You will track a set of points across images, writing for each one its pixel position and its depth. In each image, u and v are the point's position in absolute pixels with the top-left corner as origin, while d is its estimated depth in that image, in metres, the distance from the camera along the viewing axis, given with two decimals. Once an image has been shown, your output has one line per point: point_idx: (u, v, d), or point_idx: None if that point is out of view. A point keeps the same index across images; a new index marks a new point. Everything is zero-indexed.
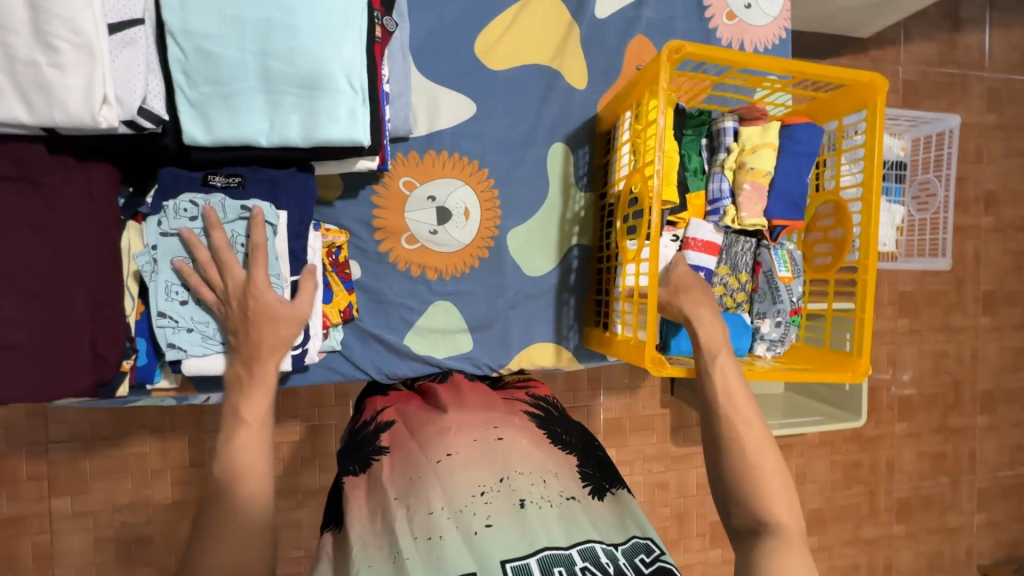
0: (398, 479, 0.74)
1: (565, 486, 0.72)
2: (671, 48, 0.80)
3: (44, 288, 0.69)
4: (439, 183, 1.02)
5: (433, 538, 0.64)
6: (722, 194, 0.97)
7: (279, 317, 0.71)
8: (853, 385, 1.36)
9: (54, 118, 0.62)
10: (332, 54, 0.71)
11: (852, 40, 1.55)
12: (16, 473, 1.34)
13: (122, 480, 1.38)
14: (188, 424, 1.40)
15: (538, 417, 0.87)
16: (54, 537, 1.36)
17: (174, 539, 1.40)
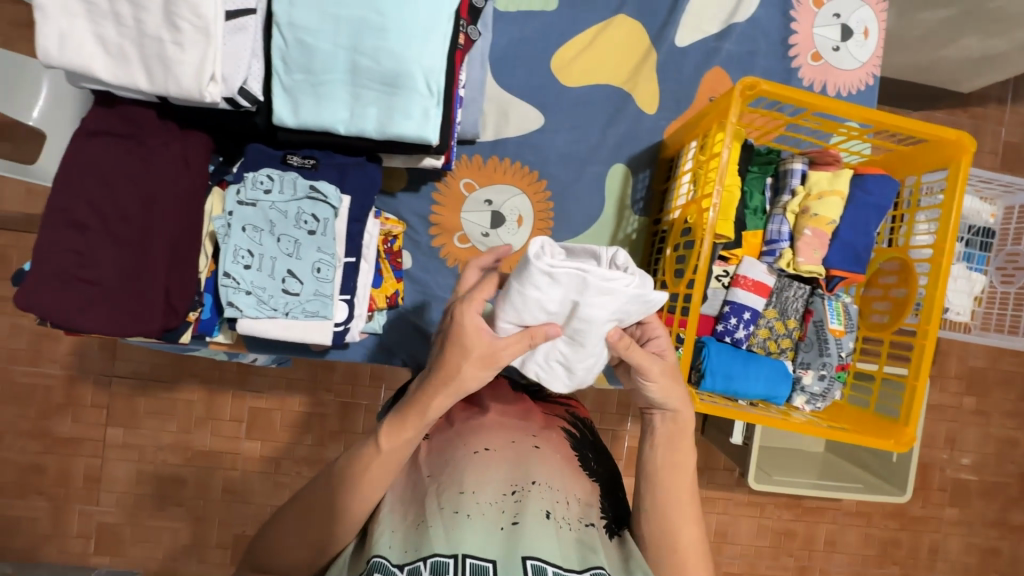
0: (434, 459, 0.75)
1: (584, 512, 0.72)
2: (745, 84, 0.79)
3: (132, 236, 0.77)
4: (497, 188, 1.06)
5: (459, 513, 0.67)
6: (781, 236, 0.96)
7: (462, 341, 0.62)
8: (902, 456, 1.28)
9: (168, 89, 0.70)
10: (415, 56, 0.75)
11: (952, 93, 1.46)
12: (82, 398, 1.48)
13: (168, 421, 1.50)
14: (235, 380, 1.50)
15: (575, 439, 0.83)
16: (103, 462, 1.49)
17: (206, 485, 1.51)
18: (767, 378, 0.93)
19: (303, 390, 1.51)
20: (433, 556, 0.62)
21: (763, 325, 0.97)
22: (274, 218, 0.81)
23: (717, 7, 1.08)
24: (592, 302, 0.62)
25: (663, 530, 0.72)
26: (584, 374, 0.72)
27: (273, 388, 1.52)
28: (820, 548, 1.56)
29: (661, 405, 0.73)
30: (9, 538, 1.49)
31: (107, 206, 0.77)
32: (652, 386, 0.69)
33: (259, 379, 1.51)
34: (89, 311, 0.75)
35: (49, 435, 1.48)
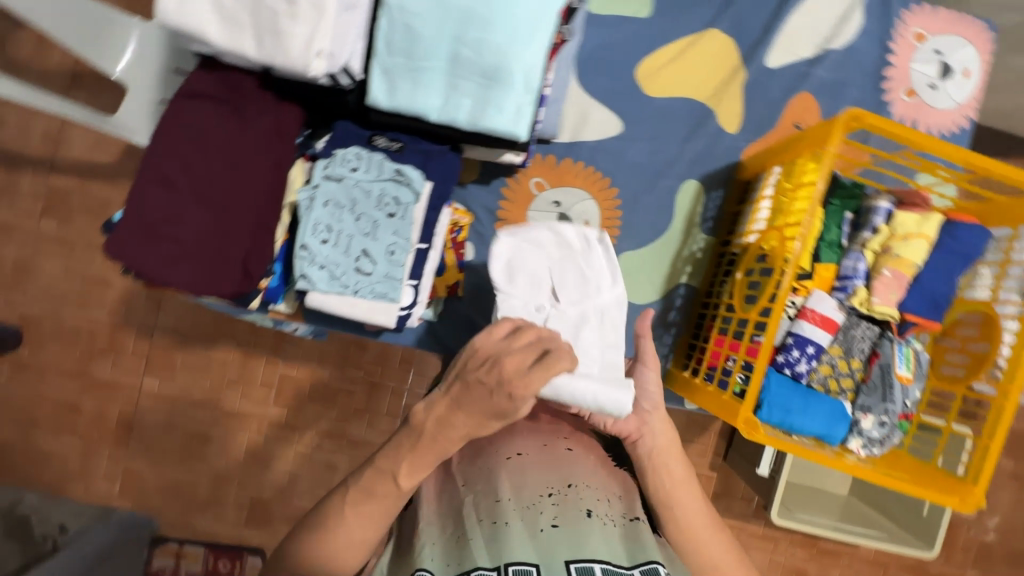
0: (467, 467, 0.77)
1: (628, 508, 0.73)
2: (852, 114, 0.76)
3: (217, 198, 0.78)
4: (567, 191, 1.05)
5: (498, 522, 0.65)
6: (856, 273, 0.92)
7: (504, 387, 0.61)
8: (933, 510, 1.23)
9: (275, 59, 0.71)
10: (517, 51, 0.75)
11: None
12: (123, 345, 1.52)
13: (202, 378, 1.53)
14: (270, 347, 1.53)
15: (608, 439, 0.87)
16: (136, 409, 1.54)
17: (230, 444, 1.54)
18: (825, 416, 0.91)
19: (334, 365, 1.53)
20: (477, 568, 0.60)
21: (825, 362, 0.95)
22: (357, 197, 0.82)
23: (814, 30, 1.05)
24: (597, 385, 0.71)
25: (697, 551, 0.74)
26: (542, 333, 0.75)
27: (305, 359, 1.54)
28: None
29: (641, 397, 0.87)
30: (39, 471, 1.54)
31: (196, 166, 0.78)
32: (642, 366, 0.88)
33: (293, 349, 1.53)
34: (171, 266, 0.77)
35: (88, 377, 1.53)
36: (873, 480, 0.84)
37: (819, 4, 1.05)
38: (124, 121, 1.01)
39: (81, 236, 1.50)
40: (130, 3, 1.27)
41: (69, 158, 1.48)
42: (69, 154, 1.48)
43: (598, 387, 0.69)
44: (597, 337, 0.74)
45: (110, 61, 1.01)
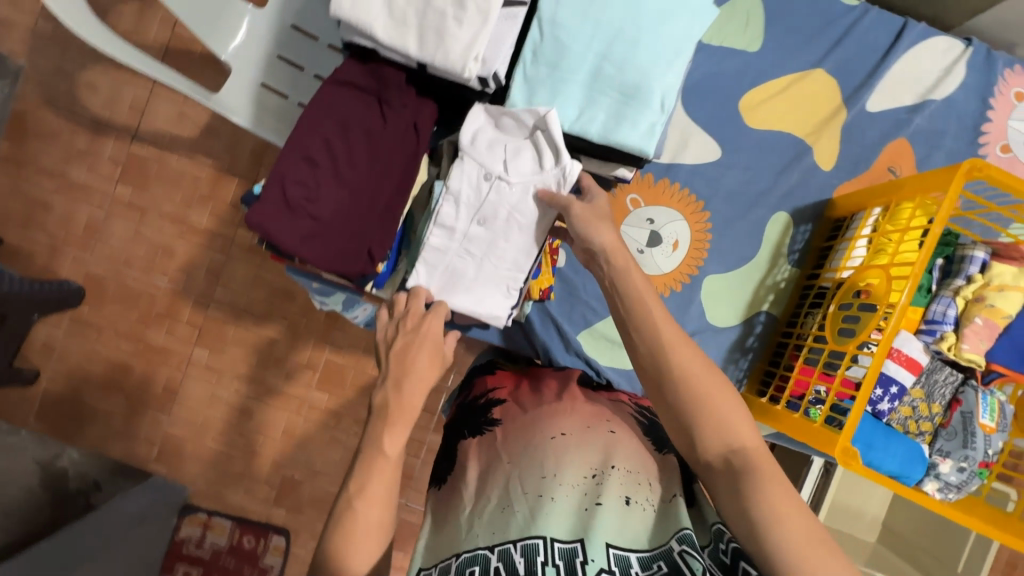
0: (512, 441, 0.78)
1: (665, 487, 0.72)
2: (974, 163, 0.79)
3: (355, 183, 0.83)
4: (661, 210, 1.08)
5: (543, 497, 0.70)
6: (945, 318, 0.95)
7: (427, 344, 0.72)
8: (969, 565, 1.13)
9: (434, 58, 0.75)
10: (658, 74, 0.79)
11: None
12: (179, 313, 1.56)
13: (250, 353, 1.56)
14: (319, 332, 1.56)
15: (645, 422, 0.83)
16: (183, 377, 1.57)
17: (268, 422, 1.58)
18: (903, 456, 0.92)
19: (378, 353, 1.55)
20: (523, 539, 0.66)
21: (906, 403, 0.96)
22: None
23: (916, 81, 1.09)
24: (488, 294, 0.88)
25: (649, 335, 0.64)
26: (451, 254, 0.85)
27: (350, 346, 1.56)
28: None
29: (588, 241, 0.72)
30: (82, 427, 1.58)
31: (338, 150, 0.83)
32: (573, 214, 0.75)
33: (342, 334, 1.55)
34: (308, 243, 0.81)
35: (142, 341, 1.56)
36: (949, 515, 0.83)
37: (926, 56, 1.08)
38: (226, 99, 1.07)
39: (153, 204, 1.53)
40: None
41: (152, 130, 1.52)
42: (150, 124, 1.52)
43: (487, 301, 0.88)
44: (517, 237, 0.84)
45: (222, 42, 1.08)
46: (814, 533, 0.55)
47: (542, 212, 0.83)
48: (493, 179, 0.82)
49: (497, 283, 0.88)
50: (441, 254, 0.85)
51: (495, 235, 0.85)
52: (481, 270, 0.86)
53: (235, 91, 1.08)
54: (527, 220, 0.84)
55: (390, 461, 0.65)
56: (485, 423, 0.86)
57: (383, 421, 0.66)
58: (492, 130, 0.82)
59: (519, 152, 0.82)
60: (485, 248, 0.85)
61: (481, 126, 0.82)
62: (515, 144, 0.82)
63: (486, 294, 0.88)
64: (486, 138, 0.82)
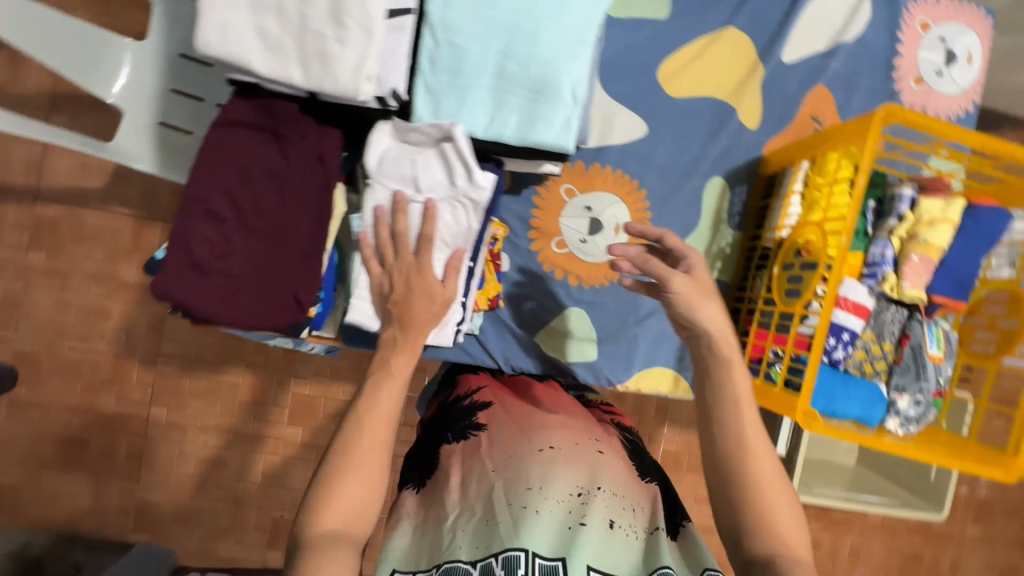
0: (497, 453, 0.81)
1: (649, 519, 0.76)
2: (890, 109, 0.78)
3: (269, 231, 0.78)
4: (596, 196, 1.06)
5: (526, 508, 0.72)
6: (884, 260, 0.96)
7: (435, 292, 0.80)
8: (940, 474, 1.35)
9: (324, 86, 0.69)
10: (564, 64, 0.75)
11: None
12: (127, 375, 1.46)
13: (214, 403, 1.49)
14: (283, 368, 1.49)
15: (629, 446, 0.90)
16: (146, 440, 1.48)
17: (246, 468, 1.51)
18: (863, 400, 0.95)
19: (349, 377, 1.50)
20: (504, 551, 0.66)
21: (859, 347, 0.98)
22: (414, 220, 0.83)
23: (825, 24, 1.08)
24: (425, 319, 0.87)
25: (721, 398, 0.67)
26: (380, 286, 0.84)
27: (316, 375, 1.50)
28: (843, 559, 1.71)
29: (695, 326, 0.70)
30: (49, 512, 1.48)
31: (241, 197, 0.77)
32: (673, 292, 0.71)
33: (306, 365, 1.49)
34: (227, 303, 0.76)
35: (93, 411, 1.46)
36: (908, 454, 0.86)
37: None
38: (124, 144, 0.97)
39: (73, 266, 1.41)
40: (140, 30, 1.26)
41: (55, 187, 1.39)
42: (50, 180, 1.39)
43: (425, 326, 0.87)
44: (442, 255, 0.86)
45: (105, 80, 0.96)
46: None
47: (463, 227, 0.84)
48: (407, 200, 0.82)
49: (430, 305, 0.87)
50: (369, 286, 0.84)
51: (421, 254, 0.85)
52: None
53: (133, 132, 0.97)
54: (449, 237, 0.85)
55: (395, 381, 0.73)
56: (468, 428, 0.90)
57: (390, 348, 0.76)
58: (398, 150, 0.80)
59: (429, 168, 0.80)
60: None
61: (387, 148, 0.79)
62: (424, 159, 0.80)
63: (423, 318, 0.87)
64: (393, 158, 0.79)
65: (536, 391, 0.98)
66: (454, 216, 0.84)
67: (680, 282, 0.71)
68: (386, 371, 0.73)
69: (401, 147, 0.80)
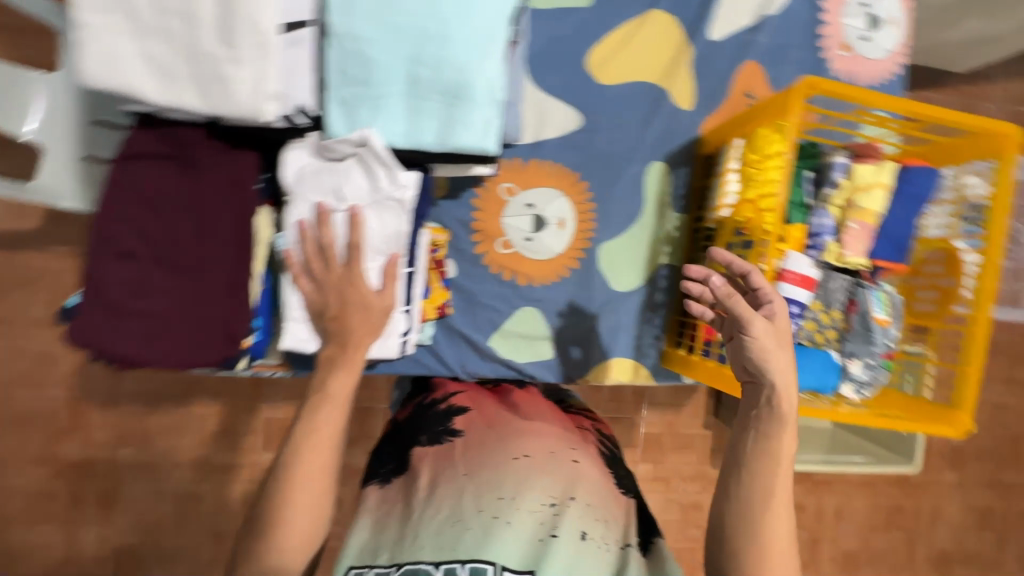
0: (471, 458, 0.81)
1: (621, 533, 0.78)
2: (810, 82, 0.78)
3: (189, 265, 0.75)
4: (538, 192, 1.04)
5: (498, 518, 0.71)
6: (824, 229, 0.96)
7: (372, 305, 0.78)
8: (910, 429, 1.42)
9: (225, 109, 0.66)
10: (477, 65, 0.72)
11: (939, 74, 1.59)
12: (88, 419, 1.39)
13: (184, 437, 1.43)
14: (251, 394, 1.44)
15: (607, 455, 0.93)
16: (117, 484, 1.42)
17: (226, 500, 1.46)
18: (818, 370, 0.94)
19: None
20: (471, 560, 0.66)
21: (809, 317, 0.98)
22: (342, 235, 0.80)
23: None
24: None
25: (765, 450, 0.70)
26: None
27: (287, 398, 1.45)
28: (829, 519, 1.75)
29: (760, 376, 0.72)
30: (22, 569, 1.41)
31: (155, 232, 0.73)
32: (749, 338, 0.72)
33: (274, 388, 1.44)
34: (152, 344, 0.73)
35: (57, 460, 1.39)
36: (860, 421, 0.87)
37: None
38: (46, 183, 0.89)
39: (15, 312, 1.33)
40: (51, 57, 1.18)
41: None
42: None
43: None
44: (375, 262, 0.82)
45: (15, 114, 0.88)
46: None
47: (393, 230, 0.81)
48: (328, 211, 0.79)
49: None
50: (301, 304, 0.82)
51: None
52: None
53: (54, 168, 0.89)
54: (381, 242, 0.81)
55: (335, 403, 0.70)
56: (444, 433, 0.89)
57: (330, 367, 0.73)
58: (315, 162, 0.79)
59: (347, 175, 0.78)
60: None
61: (304, 161, 0.78)
62: (342, 166, 0.78)
63: None
64: (311, 170, 0.78)
65: (515, 396, 1.01)
66: (381, 220, 0.80)
67: (760, 329, 0.72)
68: (323, 394, 0.70)
69: (317, 159, 0.79)
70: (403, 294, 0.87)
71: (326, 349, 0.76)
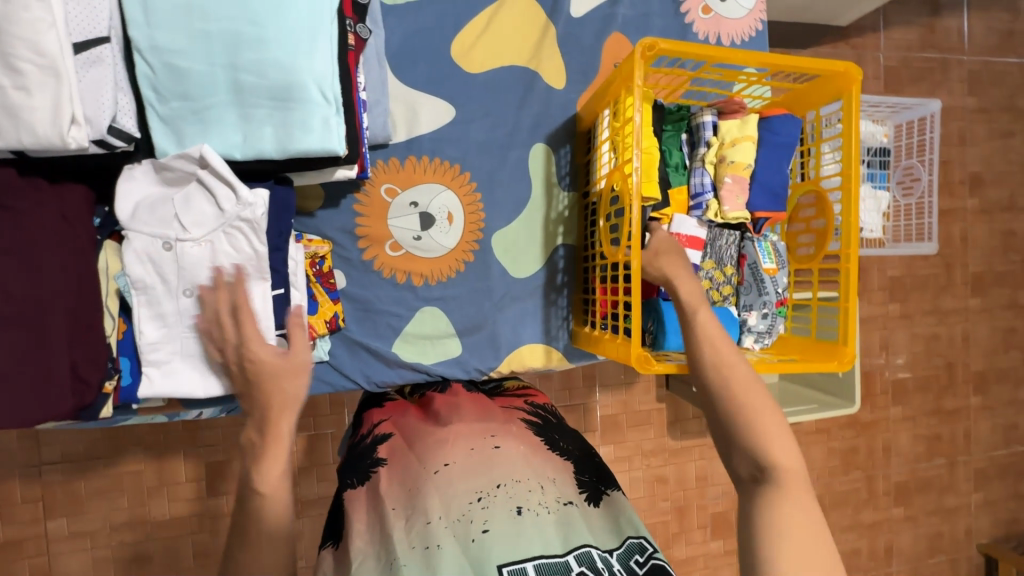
0: (396, 489, 0.75)
1: (561, 491, 0.73)
2: (645, 45, 0.79)
3: (18, 316, 0.67)
4: (420, 189, 1.02)
5: (431, 547, 0.65)
6: (704, 188, 0.98)
7: (280, 370, 0.67)
8: (846, 371, 1.43)
9: (21, 140, 0.61)
10: (303, 64, 0.70)
11: (833, 29, 1.66)
12: (8, 495, 1.26)
13: (119, 498, 1.31)
14: (183, 441, 1.33)
15: (538, 425, 0.87)
16: (51, 560, 1.28)
17: (175, 557, 1.33)
18: None
19: None
20: None
21: (703, 278, 1.00)
22: (192, 266, 0.74)
23: None
24: None
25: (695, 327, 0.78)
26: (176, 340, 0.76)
27: (226, 439, 1.35)
28: None
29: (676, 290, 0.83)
30: None
31: None
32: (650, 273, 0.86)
33: (210, 432, 1.34)
34: None
35: None
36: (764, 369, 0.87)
37: None
38: None
39: None
40: None
41: None
42: None
43: None
44: None
45: None
46: (807, 520, 0.63)
47: (248, 254, 0.76)
48: (172, 244, 0.73)
49: None
50: (161, 345, 0.75)
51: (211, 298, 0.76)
52: None
53: None
54: (237, 269, 0.76)
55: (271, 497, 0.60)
56: (370, 464, 0.81)
57: (253, 460, 0.62)
58: (154, 193, 0.74)
59: (190, 202, 0.74)
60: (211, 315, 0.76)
61: (141, 194, 0.73)
62: (183, 194, 0.74)
63: None
64: (149, 202, 0.73)
65: (438, 404, 0.93)
66: (234, 243, 0.75)
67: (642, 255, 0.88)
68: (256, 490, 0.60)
69: (158, 190, 0.74)
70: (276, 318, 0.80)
71: (245, 432, 0.64)
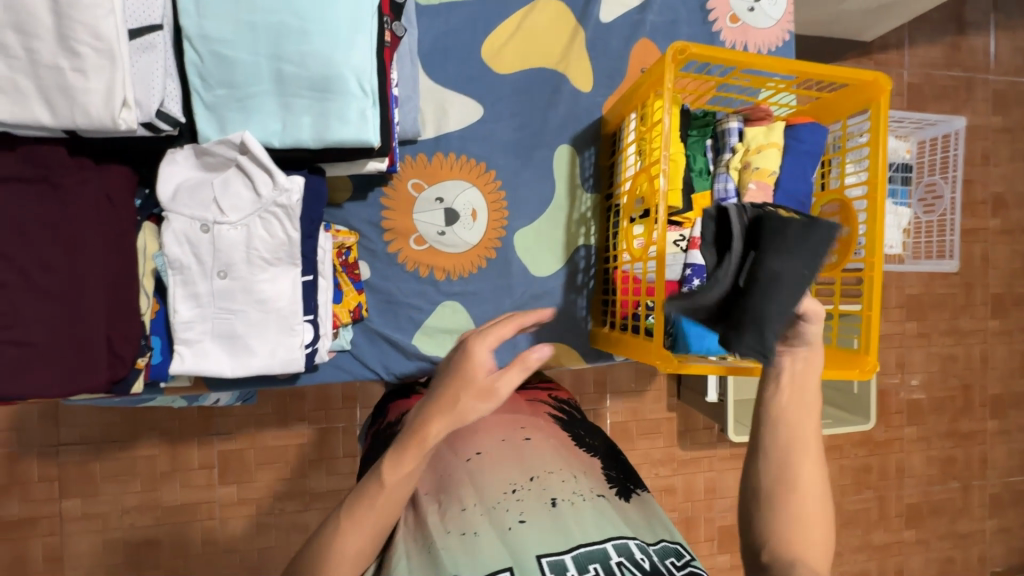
0: (428, 476, 0.76)
1: (593, 483, 0.74)
2: (676, 49, 0.80)
3: (61, 289, 0.70)
4: (446, 185, 1.04)
5: (467, 533, 0.66)
6: (728, 194, 0.98)
7: (470, 381, 0.56)
8: (861, 387, 1.43)
9: (75, 120, 0.64)
10: (343, 56, 0.72)
11: (857, 44, 1.66)
12: (26, 474, 1.29)
13: (131, 482, 1.33)
14: (198, 428, 1.35)
15: (565, 419, 0.90)
16: (63, 539, 1.31)
17: (183, 543, 1.35)
18: None
19: (273, 424, 1.38)
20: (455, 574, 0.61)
21: None
22: (226, 249, 0.76)
23: None
24: (259, 349, 0.80)
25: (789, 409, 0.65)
26: (206, 320, 0.78)
27: (240, 428, 1.37)
28: None
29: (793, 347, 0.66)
30: None
31: (18, 258, 0.68)
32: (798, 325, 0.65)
33: (225, 420, 1.36)
34: (25, 376, 0.68)
35: None
36: None
37: None
38: None
39: None
40: None
41: None
42: None
43: (268, 359, 0.80)
44: (266, 274, 0.78)
45: None
46: None
47: (281, 240, 0.78)
48: (210, 227, 0.76)
49: (270, 339, 0.80)
50: (193, 325, 0.78)
51: (244, 280, 0.78)
52: (241, 325, 0.79)
53: None
54: (270, 254, 0.78)
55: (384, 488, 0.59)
56: None
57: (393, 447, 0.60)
58: (195, 176, 0.76)
59: (229, 186, 0.76)
60: (243, 297, 0.78)
61: (183, 176, 0.76)
62: (223, 177, 0.76)
63: (273, 351, 0.80)
64: (190, 184, 0.75)
65: None
66: (268, 228, 0.77)
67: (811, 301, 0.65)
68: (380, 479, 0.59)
69: (199, 173, 0.76)
70: (304, 305, 0.82)
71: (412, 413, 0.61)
